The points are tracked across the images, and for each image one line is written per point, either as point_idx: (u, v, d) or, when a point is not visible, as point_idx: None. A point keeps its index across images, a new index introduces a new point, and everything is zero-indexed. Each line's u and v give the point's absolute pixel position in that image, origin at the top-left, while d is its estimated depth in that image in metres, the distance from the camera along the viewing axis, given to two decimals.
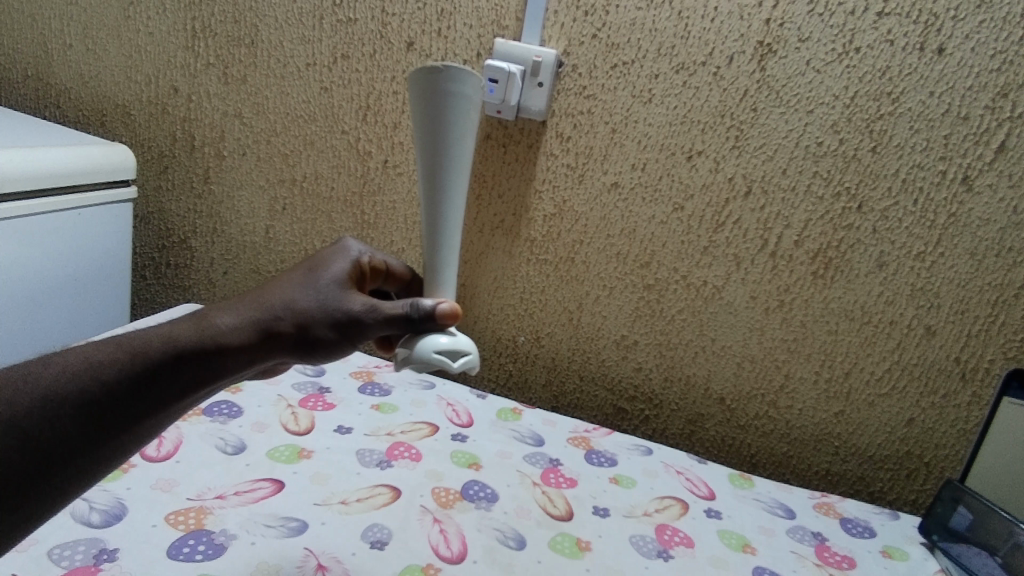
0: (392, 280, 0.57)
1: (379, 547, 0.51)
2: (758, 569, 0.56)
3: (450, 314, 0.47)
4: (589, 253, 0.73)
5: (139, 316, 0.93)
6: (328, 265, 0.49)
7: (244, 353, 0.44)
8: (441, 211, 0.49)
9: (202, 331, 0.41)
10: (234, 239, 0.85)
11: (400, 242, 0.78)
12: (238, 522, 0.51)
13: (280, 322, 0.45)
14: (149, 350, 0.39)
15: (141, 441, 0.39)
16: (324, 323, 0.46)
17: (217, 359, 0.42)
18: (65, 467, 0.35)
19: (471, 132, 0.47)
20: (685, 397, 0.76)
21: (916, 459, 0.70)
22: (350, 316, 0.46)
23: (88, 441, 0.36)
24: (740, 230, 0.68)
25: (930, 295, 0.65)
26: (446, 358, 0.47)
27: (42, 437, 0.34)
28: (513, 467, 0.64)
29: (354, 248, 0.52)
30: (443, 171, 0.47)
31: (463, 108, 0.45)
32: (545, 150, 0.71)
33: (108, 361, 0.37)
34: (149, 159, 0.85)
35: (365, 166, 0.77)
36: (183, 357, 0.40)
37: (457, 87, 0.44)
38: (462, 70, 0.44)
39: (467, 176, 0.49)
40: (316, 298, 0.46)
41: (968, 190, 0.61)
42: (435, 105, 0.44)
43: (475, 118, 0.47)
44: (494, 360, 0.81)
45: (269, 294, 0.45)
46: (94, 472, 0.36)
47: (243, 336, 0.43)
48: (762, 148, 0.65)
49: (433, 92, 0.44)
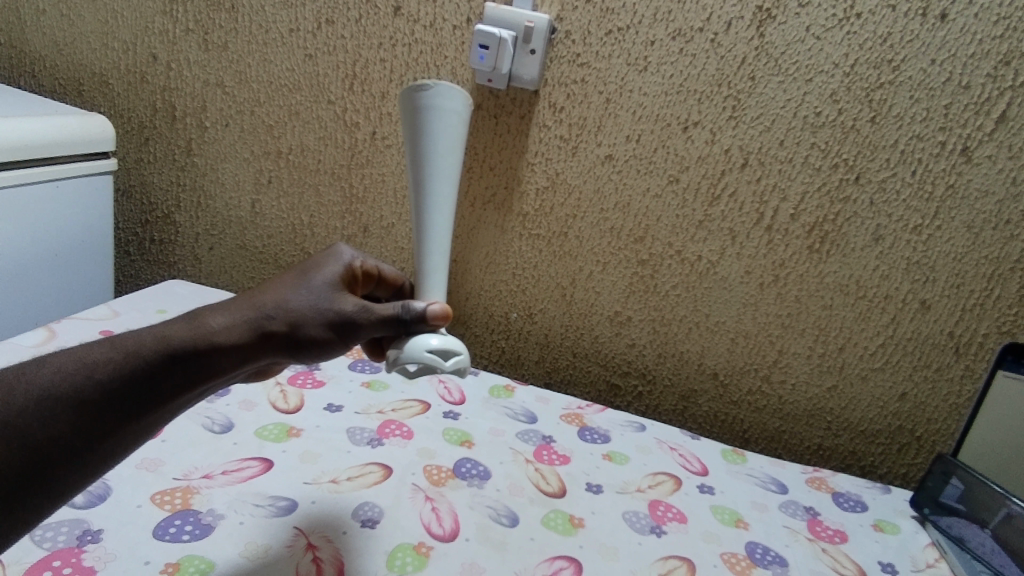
0: (385, 285, 0.57)
1: (370, 526, 0.50)
2: (751, 544, 0.56)
3: (442, 315, 0.46)
4: (583, 227, 0.72)
5: (123, 293, 0.92)
6: (319, 268, 0.48)
7: (239, 352, 0.42)
8: (429, 220, 0.49)
9: (196, 330, 0.40)
10: (219, 214, 0.83)
11: (391, 217, 0.77)
12: (225, 502, 0.50)
13: (273, 321, 0.43)
14: (143, 349, 0.37)
15: (133, 441, 0.38)
16: (317, 323, 0.45)
17: (210, 359, 0.40)
18: (58, 466, 0.33)
19: (458, 145, 0.48)
20: (679, 372, 0.75)
21: (908, 433, 0.70)
22: (343, 317, 0.45)
23: (83, 440, 0.34)
24: (735, 203, 0.67)
25: (926, 269, 0.64)
26: (436, 357, 0.45)
27: (37, 442, 0.32)
28: (506, 445, 0.63)
29: (347, 253, 0.51)
30: (432, 179, 0.48)
31: (452, 123, 0.47)
32: (537, 121, 0.69)
33: (102, 359, 0.36)
34: (129, 130, 0.83)
35: (352, 138, 0.75)
36: (177, 357, 0.39)
37: (447, 102, 0.46)
38: (450, 87, 0.45)
39: (454, 188, 0.50)
40: (309, 299, 0.45)
41: (967, 161, 0.60)
42: (426, 118, 0.46)
43: (462, 131, 0.48)
44: (486, 337, 0.80)
45: (261, 295, 0.44)
46: (91, 470, 0.35)
47: (236, 335, 0.42)
48: (759, 119, 0.64)
49: (422, 107, 0.45)
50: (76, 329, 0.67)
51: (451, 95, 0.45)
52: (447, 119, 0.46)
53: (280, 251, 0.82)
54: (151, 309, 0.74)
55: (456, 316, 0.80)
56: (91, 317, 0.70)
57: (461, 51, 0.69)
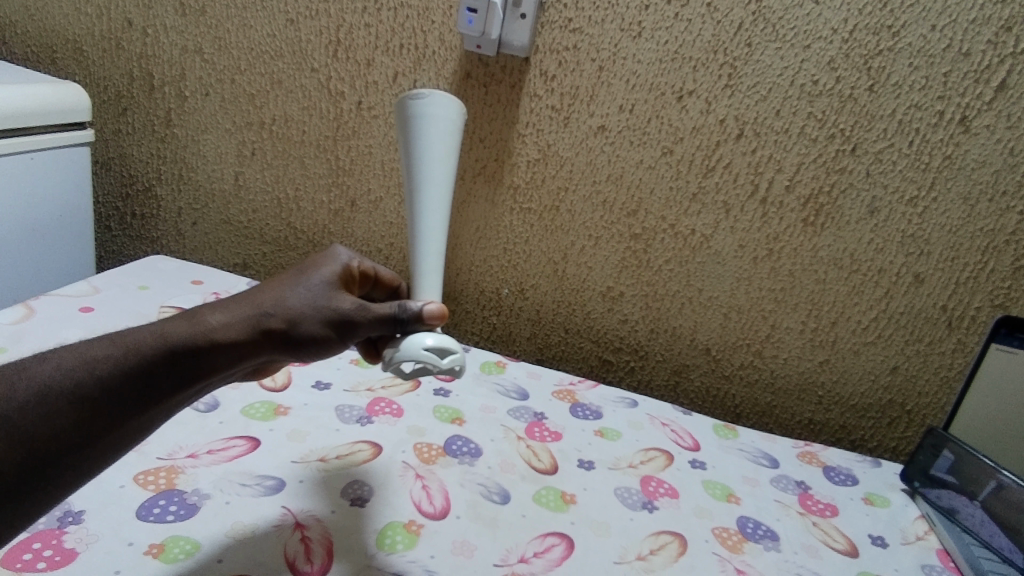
0: (381, 287, 0.56)
1: (359, 504, 0.49)
2: (742, 519, 0.56)
3: (437, 315, 0.46)
4: (575, 201, 0.71)
5: (104, 269, 0.90)
6: (316, 268, 0.46)
7: (237, 351, 0.40)
8: (422, 227, 0.49)
9: (193, 327, 0.38)
10: (201, 187, 0.81)
11: (378, 191, 0.75)
12: (211, 482, 0.49)
13: (271, 319, 0.41)
14: (143, 346, 0.36)
15: (128, 441, 0.36)
16: (315, 321, 0.43)
17: (208, 357, 0.39)
18: (56, 465, 0.32)
19: (452, 155, 0.48)
20: (671, 348, 0.74)
21: (899, 407, 0.70)
22: (340, 317, 0.44)
23: (82, 437, 0.33)
24: (729, 175, 0.65)
25: (921, 242, 0.63)
26: (433, 355, 0.44)
27: (36, 437, 0.31)
28: (497, 422, 0.62)
29: (343, 254, 0.50)
30: (425, 185, 0.48)
31: (445, 132, 0.47)
32: (528, 91, 0.68)
33: (100, 356, 0.35)
34: (106, 100, 0.80)
35: (337, 108, 0.73)
36: (174, 355, 0.37)
37: (440, 110, 0.46)
38: (443, 96, 0.46)
39: (448, 197, 0.49)
40: (306, 296, 0.43)
41: (965, 131, 0.59)
42: (420, 125, 0.46)
43: (456, 140, 0.48)
44: (477, 313, 0.79)
45: (259, 294, 0.42)
46: (87, 468, 0.34)
47: (234, 333, 0.40)
48: (755, 87, 0.62)
49: (416, 114, 0.46)
50: (57, 305, 0.65)
51: (445, 103, 0.46)
52: (440, 125, 0.46)
53: (265, 226, 0.81)
54: (132, 285, 0.73)
55: (446, 292, 0.79)
56: (71, 293, 0.68)
57: (448, 16, 0.67)
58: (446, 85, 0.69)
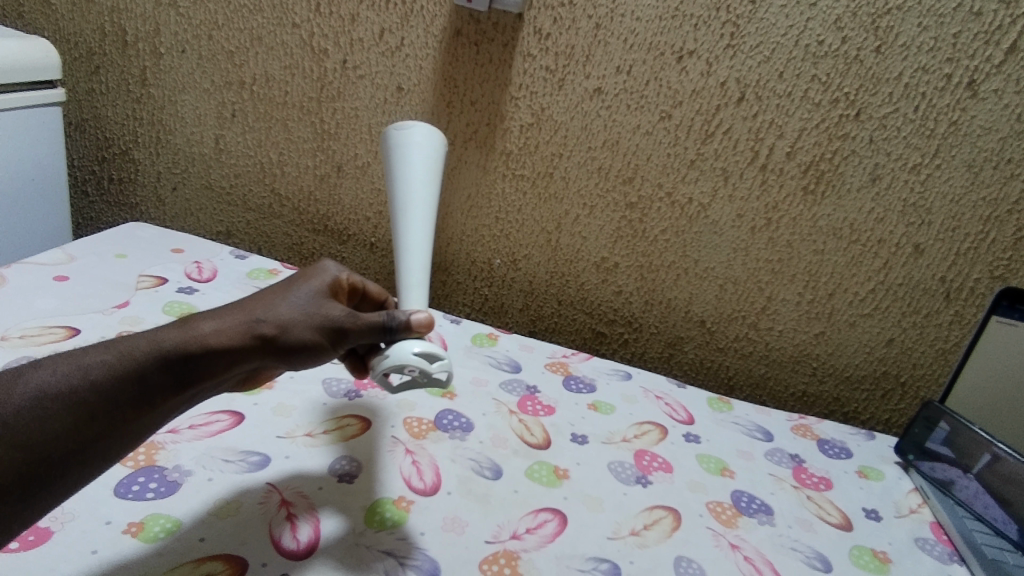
0: (369, 303, 0.53)
1: (347, 481, 0.47)
2: (736, 493, 0.54)
3: (427, 323, 0.43)
4: (569, 168, 0.69)
5: (83, 236, 0.88)
6: (306, 279, 0.45)
7: (229, 358, 0.39)
8: (404, 237, 0.50)
9: (183, 333, 0.37)
10: (181, 151, 0.79)
11: (365, 156, 0.73)
12: (193, 458, 0.47)
13: (262, 325, 0.40)
14: (135, 351, 0.35)
15: (124, 449, 0.35)
16: (306, 329, 0.41)
17: (201, 364, 0.37)
18: (54, 469, 0.31)
19: (433, 179, 0.53)
20: (665, 320, 0.73)
21: (893, 379, 0.69)
22: (331, 324, 0.42)
23: (78, 441, 0.32)
24: (729, 140, 0.63)
25: (922, 211, 0.62)
26: (422, 361, 0.41)
27: (36, 441, 0.31)
28: (489, 396, 0.61)
29: (333, 268, 0.48)
30: (405, 201, 0.51)
31: (427, 157, 0.53)
32: (521, 50, 0.65)
33: (95, 363, 0.34)
34: (78, 57, 0.77)
35: (321, 67, 0.70)
36: (167, 360, 0.36)
37: (421, 140, 0.53)
38: (425, 129, 0.53)
39: (430, 216, 0.52)
40: (297, 304, 0.42)
41: (972, 96, 0.57)
42: (406, 150, 0.52)
43: (436, 178, 0.54)
44: (469, 284, 0.77)
45: (250, 302, 0.41)
46: (87, 472, 0.33)
47: (227, 340, 0.38)
48: (759, 47, 0.60)
49: (400, 143, 0.53)
50: (30, 274, 0.63)
51: (426, 132, 0.53)
52: (421, 150, 0.52)
53: (248, 193, 0.79)
54: (109, 253, 0.70)
55: (436, 262, 0.77)
56: (45, 261, 0.65)
57: None
58: (435, 44, 0.66)
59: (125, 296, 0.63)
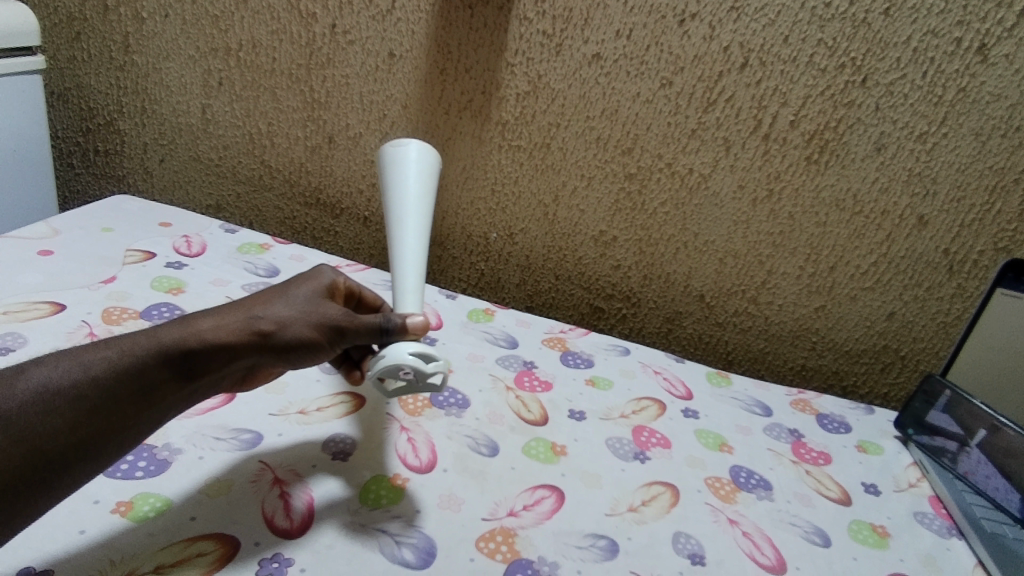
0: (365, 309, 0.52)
1: (341, 459, 0.46)
2: (736, 468, 0.54)
3: (422, 327, 0.41)
4: (567, 138, 0.67)
5: (70, 210, 0.86)
6: (304, 282, 0.43)
7: (225, 356, 0.37)
8: (399, 238, 0.49)
9: (182, 332, 0.36)
10: (167, 121, 0.76)
11: (357, 126, 0.71)
12: (183, 436, 0.45)
13: (259, 322, 0.39)
14: (135, 348, 0.34)
15: (124, 446, 0.34)
16: (303, 327, 0.40)
17: (199, 360, 0.36)
18: (54, 464, 0.31)
19: (429, 192, 0.53)
20: (664, 294, 0.71)
21: (893, 353, 0.68)
22: (328, 323, 0.40)
23: (79, 437, 0.32)
24: (731, 109, 0.62)
25: (928, 181, 0.60)
26: (417, 361, 0.39)
27: (34, 435, 0.30)
28: (484, 372, 0.59)
29: (331, 272, 0.47)
30: (401, 207, 0.50)
31: (423, 172, 0.53)
32: (517, 13, 0.63)
33: (96, 360, 0.33)
34: (58, 23, 0.75)
35: (310, 33, 0.68)
36: (165, 357, 0.35)
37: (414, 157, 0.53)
38: (420, 148, 0.54)
39: (427, 224, 0.51)
40: (295, 304, 0.41)
41: (982, 60, 0.56)
42: (401, 163, 0.53)
43: (432, 193, 0.53)
44: (465, 259, 0.76)
45: (249, 301, 0.40)
46: (85, 470, 0.32)
47: (223, 336, 0.37)
48: (763, 10, 0.58)
49: (395, 159, 0.53)
50: (14, 249, 0.61)
51: (421, 149, 0.54)
52: (417, 165, 0.53)
53: (237, 164, 0.77)
54: (95, 227, 0.68)
55: (432, 236, 0.75)
56: (29, 235, 0.64)
57: None
58: (428, 8, 0.64)
59: (112, 271, 0.61)
